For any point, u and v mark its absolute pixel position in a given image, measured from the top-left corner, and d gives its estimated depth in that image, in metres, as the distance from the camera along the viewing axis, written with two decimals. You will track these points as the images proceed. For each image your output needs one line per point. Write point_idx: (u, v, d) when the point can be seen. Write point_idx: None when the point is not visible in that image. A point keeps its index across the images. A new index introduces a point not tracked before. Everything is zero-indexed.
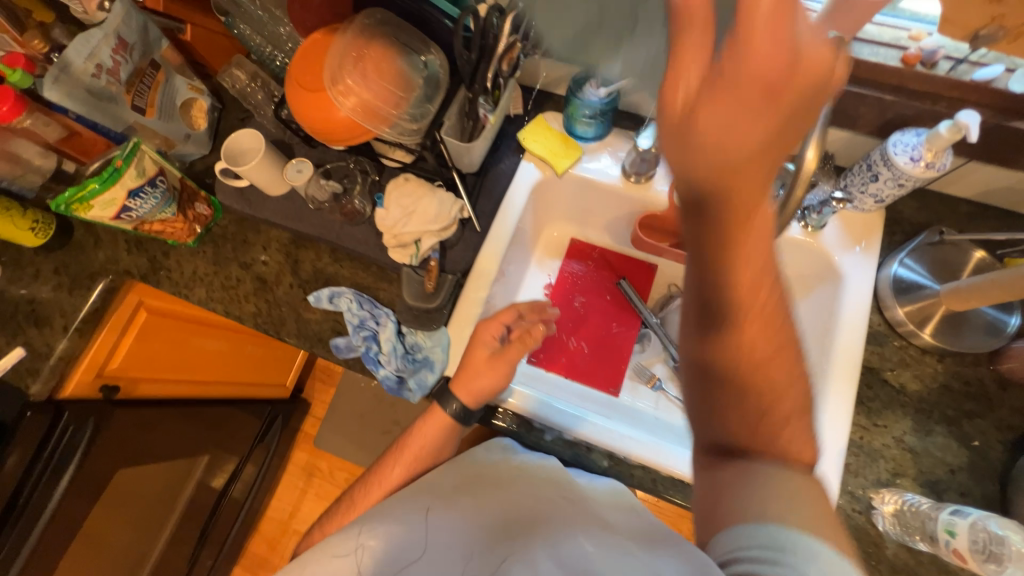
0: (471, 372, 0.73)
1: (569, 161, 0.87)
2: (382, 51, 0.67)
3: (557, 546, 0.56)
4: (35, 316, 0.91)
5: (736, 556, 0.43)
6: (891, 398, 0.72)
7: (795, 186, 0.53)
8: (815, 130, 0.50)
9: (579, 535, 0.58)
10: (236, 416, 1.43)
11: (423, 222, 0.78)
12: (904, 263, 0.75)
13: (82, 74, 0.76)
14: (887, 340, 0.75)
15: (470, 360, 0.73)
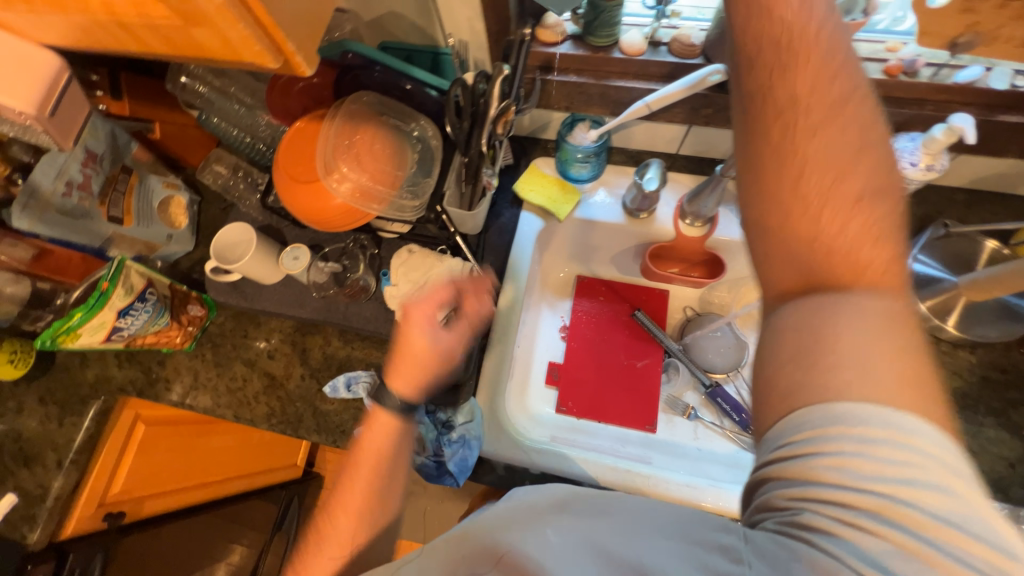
0: (418, 368, 0.69)
1: (570, 206, 0.86)
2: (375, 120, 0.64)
3: (553, 543, 0.42)
4: (23, 455, 0.83)
5: (777, 495, 0.38)
6: None
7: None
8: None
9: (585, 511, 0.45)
10: (253, 510, 1.34)
11: (436, 292, 0.76)
12: (918, 259, 0.77)
13: (51, 196, 0.72)
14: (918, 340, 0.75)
15: (410, 346, 0.70)
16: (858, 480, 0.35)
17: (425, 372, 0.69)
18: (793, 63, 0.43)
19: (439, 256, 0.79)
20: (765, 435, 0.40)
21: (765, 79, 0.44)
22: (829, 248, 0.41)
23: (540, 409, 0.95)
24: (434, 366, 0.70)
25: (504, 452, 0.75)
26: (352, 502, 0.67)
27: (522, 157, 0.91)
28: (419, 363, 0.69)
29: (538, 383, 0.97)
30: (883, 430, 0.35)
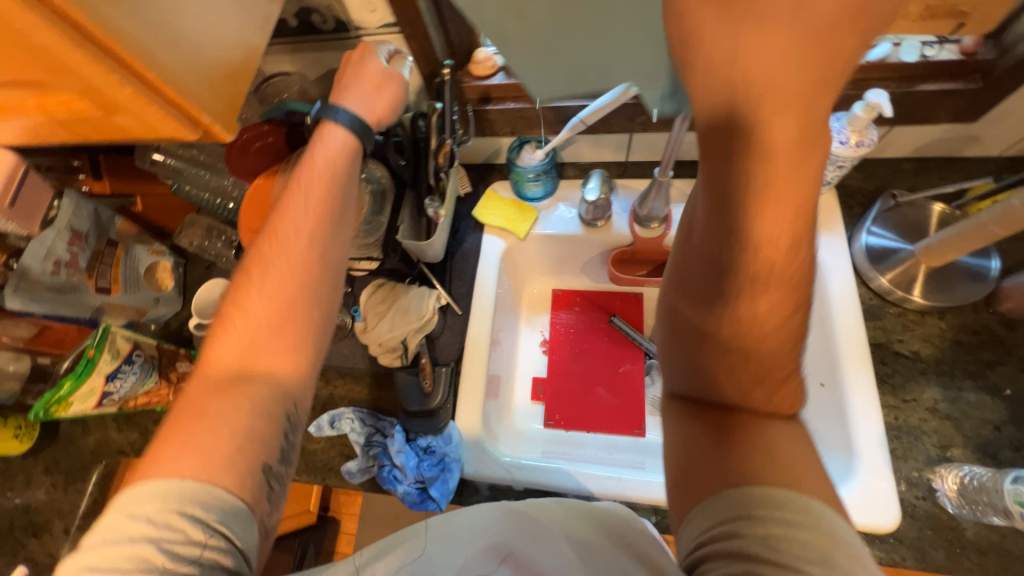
0: (324, 179, 0.61)
1: (528, 224, 0.89)
2: (305, 184, 0.60)
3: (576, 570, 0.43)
4: (32, 526, 0.87)
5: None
6: (910, 367, 0.71)
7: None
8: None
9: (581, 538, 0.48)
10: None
11: (405, 322, 0.80)
12: (872, 231, 0.77)
13: (41, 275, 0.77)
14: (885, 312, 0.75)
15: (312, 163, 0.61)
16: (798, 561, 0.35)
17: (337, 177, 0.61)
18: (773, 150, 0.33)
19: (404, 287, 0.83)
20: (706, 505, 0.40)
21: (724, 161, 0.35)
22: (742, 359, 0.42)
23: (527, 426, 0.96)
24: (352, 154, 0.63)
25: (488, 472, 0.75)
26: (267, 345, 0.55)
27: (480, 183, 0.95)
28: (325, 181, 0.61)
29: (524, 400, 0.98)
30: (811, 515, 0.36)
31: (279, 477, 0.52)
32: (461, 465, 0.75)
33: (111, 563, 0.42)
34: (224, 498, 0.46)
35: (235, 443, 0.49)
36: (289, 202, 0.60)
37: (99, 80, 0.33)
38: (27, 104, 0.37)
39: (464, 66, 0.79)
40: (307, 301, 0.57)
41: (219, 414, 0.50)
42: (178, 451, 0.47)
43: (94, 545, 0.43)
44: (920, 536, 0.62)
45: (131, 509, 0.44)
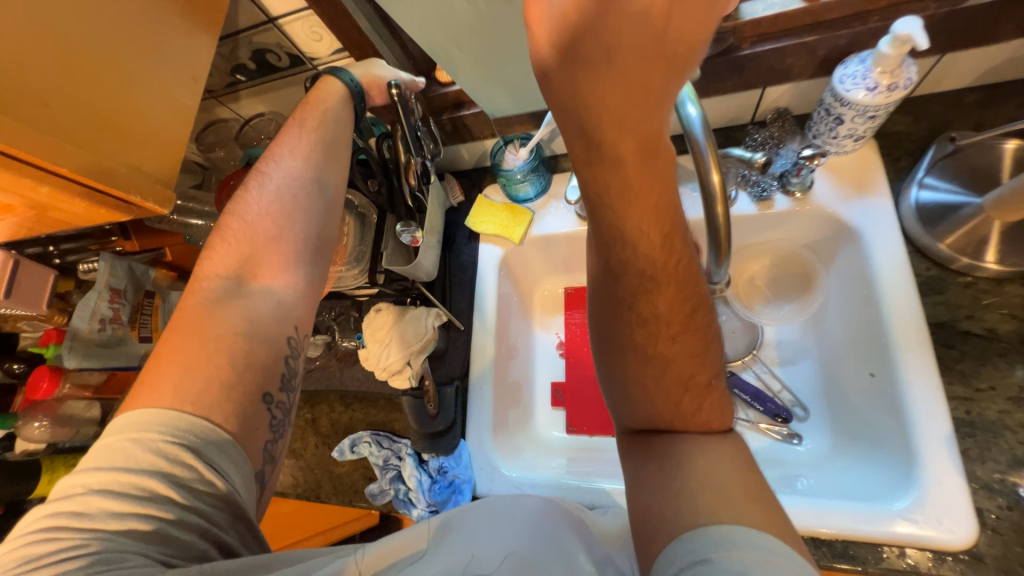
0: (315, 120, 0.61)
1: (523, 227, 0.85)
2: (299, 126, 0.61)
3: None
4: None
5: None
6: (985, 349, 0.59)
7: (712, 202, 0.42)
8: (702, 137, 0.40)
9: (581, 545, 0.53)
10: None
11: (405, 345, 0.78)
12: (924, 184, 0.64)
13: (89, 333, 0.86)
14: (948, 283, 0.62)
15: (308, 102, 0.62)
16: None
17: (327, 121, 0.62)
18: (627, 173, 0.35)
19: (402, 309, 0.81)
20: (669, 554, 0.39)
21: (592, 178, 0.35)
22: (664, 366, 0.47)
23: (549, 434, 0.93)
24: (343, 100, 0.63)
25: (500, 491, 0.72)
26: (263, 257, 0.55)
27: (472, 190, 0.91)
28: (317, 117, 0.61)
29: (545, 406, 0.95)
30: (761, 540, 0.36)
31: (283, 408, 0.50)
32: (472, 484, 0.74)
33: (120, 488, 0.39)
34: (225, 438, 0.44)
35: (232, 363, 0.47)
36: (284, 135, 0.62)
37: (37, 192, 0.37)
38: None
39: (431, 75, 0.75)
40: (302, 215, 0.58)
41: (219, 332, 0.48)
42: (184, 367, 0.46)
43: (97, 469, 0.40)
44: (1006, 553, 0.52)
45: (143, 436, 0.41)
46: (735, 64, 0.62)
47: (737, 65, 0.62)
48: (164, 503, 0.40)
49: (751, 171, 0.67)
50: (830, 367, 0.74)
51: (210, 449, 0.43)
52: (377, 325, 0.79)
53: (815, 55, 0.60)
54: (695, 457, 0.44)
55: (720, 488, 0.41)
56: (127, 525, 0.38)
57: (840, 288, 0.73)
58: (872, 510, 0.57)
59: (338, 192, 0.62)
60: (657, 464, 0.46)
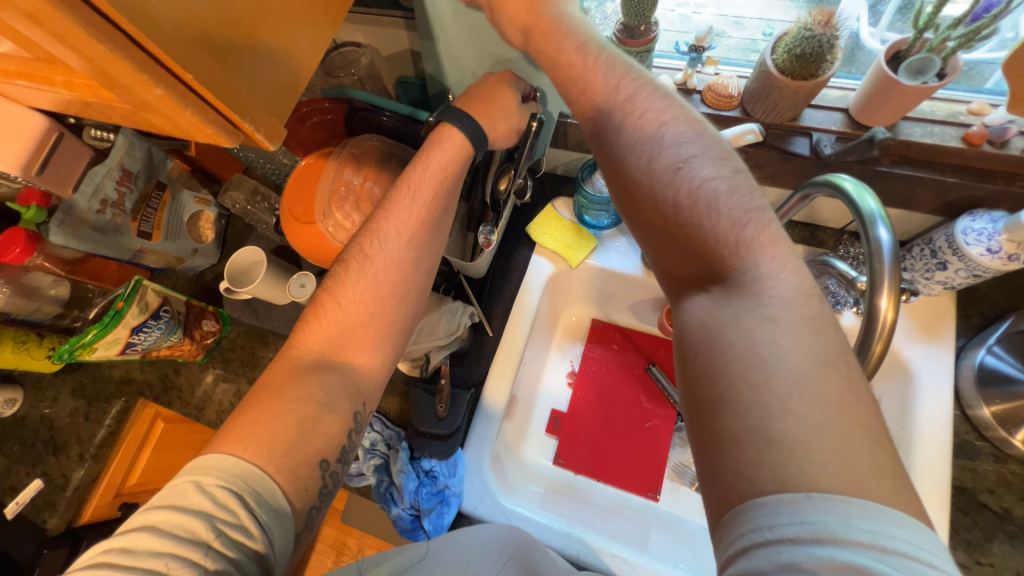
0: (430, 191, 0.54)
1: (584, 252, 0.81)
2: (411, 196, 0.53)
3: None
4: (53, 443, 0.91)
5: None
6: (994, 525, 0.60)
7: (870, 341, 0.39)
8: (887, 276, 0.37)
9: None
10: None
11: (431, 338, 0.72)
12: (992, 350, 0.64)
13: (87, 213, 0.75)
14: (981, 452, 0.63)
15: (424, 163, 0.53)
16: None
17: (443, 192, 0.54)
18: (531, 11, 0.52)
19: (439, 299, 0.75)
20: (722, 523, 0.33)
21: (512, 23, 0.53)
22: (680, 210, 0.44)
23: (536, 459, 0.90)
24: (464, 163, 0.54)
25: (485, 512, 0.71)
26: (362, 319, 0.50)
27: (539, 196, 0.86)
28: (433, 188, 0.54)
29: (538, 431, 0.92)
30: (815, 518, 0.30)
31: (336, 475, 0.45)
32: (460, 500, 0.71)
33: (165, 526, 0.36)
34: (276, 494, 0.40)
35: (297, 428, 0.43)
36: (393, 204, 0.53)
37: (103, 61, 0.26)
38: (54, 79, 0.31)
39: None
40: (395, 303, 0.52)
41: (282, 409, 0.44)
42: (267, 419, 0.43)
43: (150, 505, 0.37)
44: None
45: (199, 478, 0.38)
46: (870, 175, 0.59)
47: (871, 177, 0.59)
48: (204, 549, 0.36)
49: (842, 287, 0.65)
50: None
51: (259, 500, 0.39)
52: None
53: (948, 196, 0.58)
54: (733, 352, 0.37)
55: (771, 429, 0.33)
56: (162, 569, 0.34)
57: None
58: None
59: (429, 278, 0.55)
60: (689, 372, 0.40)
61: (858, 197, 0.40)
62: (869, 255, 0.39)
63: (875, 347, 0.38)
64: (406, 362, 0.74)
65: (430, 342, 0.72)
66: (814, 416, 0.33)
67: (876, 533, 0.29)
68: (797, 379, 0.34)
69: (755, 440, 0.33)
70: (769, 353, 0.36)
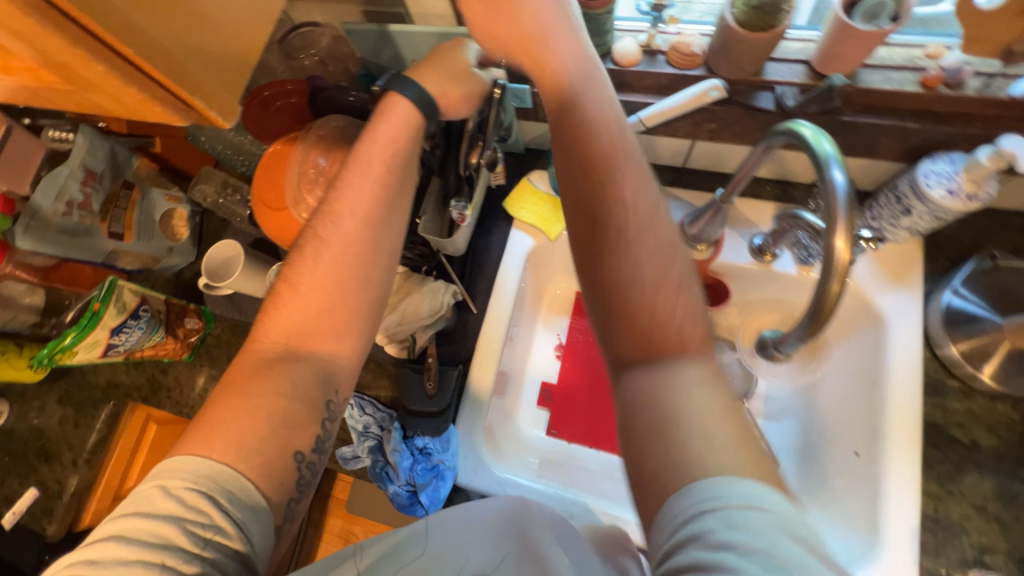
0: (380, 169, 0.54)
1: (562, 224, 0.81)
2: (361, 171, 0.53)
3: None
4: (45, 452, 0.90)
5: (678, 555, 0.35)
6: (964, 457, 0.63)
7: (829, 279, 0.40)
8: (842, 213, 0.38)
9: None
10: None
11: (415, 318, 0.73)
12: (958, 291, 0.66)
13: (53, 216, 0.74)
14: (949, 388, 0.66)
15: (371, 141, 0.54)
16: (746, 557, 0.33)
17: (394, 169, 0.54)
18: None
19: (420, 279, 0.76)
20: (660, 517, 0.38)
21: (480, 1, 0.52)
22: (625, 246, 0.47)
23: (530, 432, 0.92)
24: (415, 136, 0.55)
25: (481, 484, 0.72)
26: (332, 309, 0.50)
27: (515, 171, 0.86)
28: (385, 165, 0.54)
29: (529, 404, 0.93)
30: (728, 496, 0.36)
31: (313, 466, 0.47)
32: (455, 473, 0.72)
33: (138, 534, 0.38)
34: (248, 490, 0.42)
35: (271, 421, 0.45)
36: (345, 184, 0.53)
37: (36, 38, 0.25)
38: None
39: None
40: (358, 286, 0.52)
41: (268, 390, 0.45)
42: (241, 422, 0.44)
43: (119, 514, 0.39)
44: None
45: (165, 483, 0.40)
46: (835, 126, 0.60)
47: (836, 127, 0.60)
48: (177, 550, 0.38)
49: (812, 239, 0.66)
50: (812, 434, 0.78)
51: (227, 496, 0.40)
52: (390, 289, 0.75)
53: (910, 142, 0.59)
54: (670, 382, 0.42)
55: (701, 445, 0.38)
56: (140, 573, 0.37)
57: (843, 367, 0.75)
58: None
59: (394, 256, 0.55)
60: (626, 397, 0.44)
61: (814, 141, 0.41)
62: (826, 196, 0.40)
63: (834, 284, 0.39)
64: (392, 344, 0.74)
65: (417, 322, 0.73)
66: (726, 429, 0.39)
67: (761, 495, 0.35)
68: (717, 406, 0.40)
69: (689, 448, 0.38)
70: (678, 372, 0.42)
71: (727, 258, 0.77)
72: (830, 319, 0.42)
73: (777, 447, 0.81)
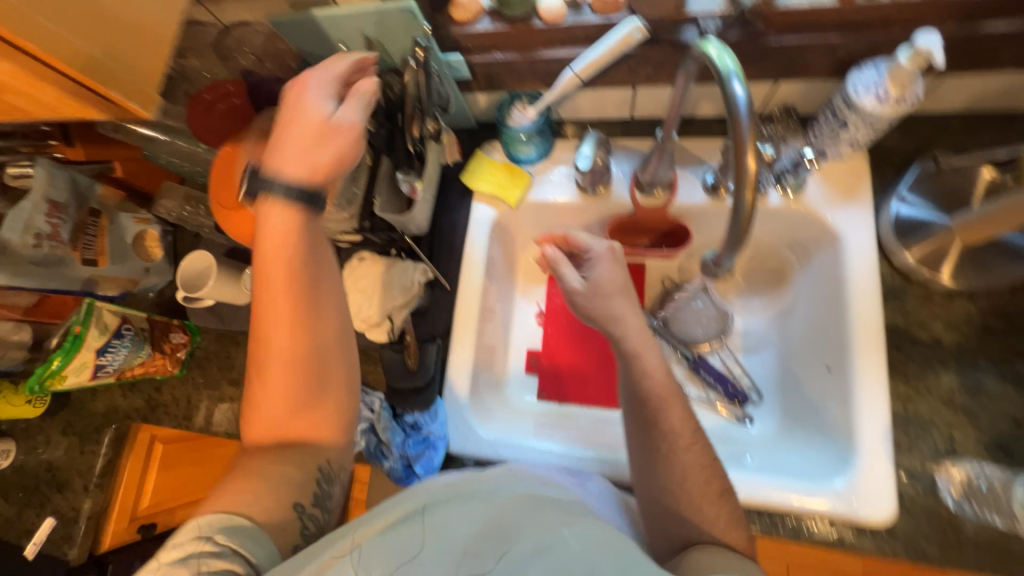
0: (289, 333, 0.56)
1: (521, 189, 0.82)
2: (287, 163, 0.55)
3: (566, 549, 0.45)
4: (56, 482, 0.93)
5: None
6: (928, 355, 0.65)
7: (742, 190, 0.42)
8: (744, 123, 0.41)
9: (588, 555, 0.44)
10: None
11: (387, 299, 0.76)
12: (905, 199, 0.69)
13: (22, 249, 0.75)
14: (907, 292, 0.68)
15: (284, 150, 0.55)
16: None
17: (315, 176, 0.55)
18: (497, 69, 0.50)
19: (387, 260, 0.78)
20: None
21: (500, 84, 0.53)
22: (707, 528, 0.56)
23: (520, 398, 0.94)
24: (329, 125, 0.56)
25: (472, 448, 0.75)
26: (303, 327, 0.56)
27: (470, 146, 0.87)
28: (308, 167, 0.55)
29: (519, 372, 0.95)
30: None
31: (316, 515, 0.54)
32: (446, 442, 0.74)
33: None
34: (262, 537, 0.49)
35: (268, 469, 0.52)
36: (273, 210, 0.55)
37: None
38: None
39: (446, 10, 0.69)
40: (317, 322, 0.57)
41: (263, 474, 0.52)
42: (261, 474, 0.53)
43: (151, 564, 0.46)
44: (913, 526, 0.60)
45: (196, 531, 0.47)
46: (761, 51, 0.61)
47: (762, 52, 0.61)
48: None
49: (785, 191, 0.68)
50: (787, 359, 0.80)
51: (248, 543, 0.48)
52: (361, 274, 0.77)
53: (834, 56, 0.61)
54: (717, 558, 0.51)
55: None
56: None
57: (811, 290, 0.77)
58: (800, 483, 0.63)
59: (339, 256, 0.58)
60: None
61: (716, 58, 0.42)
62: (730, 111, 0.41)
63: (747, 193, 0.41)
64: (370, 327, 0.76)
65: (393, 301, 0.76)
66: None
67: None
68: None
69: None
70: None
71: (683, 198, 0.79)
72: (750, 231, 0.44)
73: (758, 378, 0.84)
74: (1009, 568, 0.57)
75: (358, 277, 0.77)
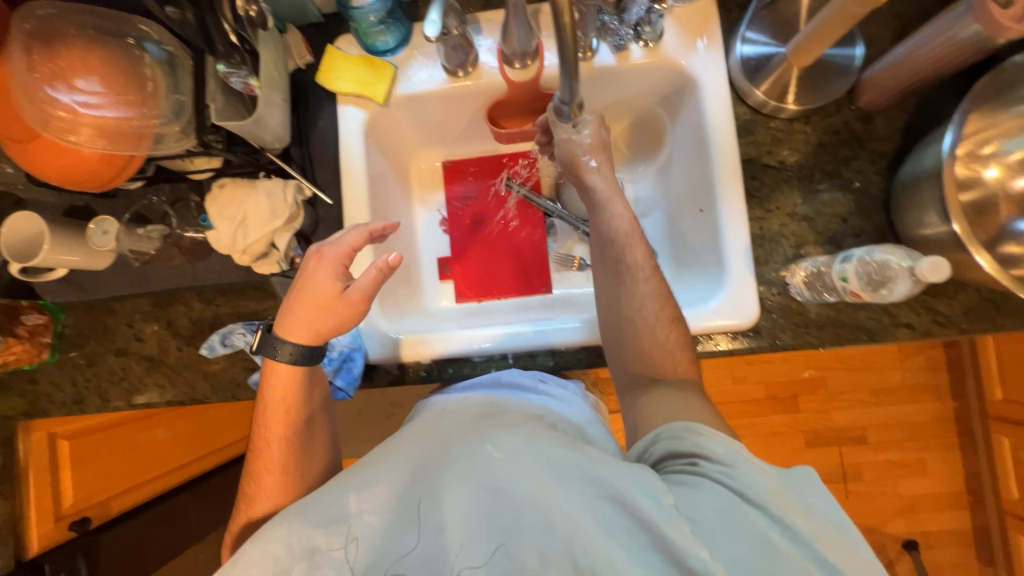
0: (281, 411, 0.66)
1: (386, 83, 0.76)
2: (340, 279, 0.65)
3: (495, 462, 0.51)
4: None
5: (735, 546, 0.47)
6: (776, 177, 0.73)
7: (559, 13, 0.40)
8: None
9: (508, 462, 0.50)
10: None
11: (263, 223, 0.69)
12: (748, 38, 0.72)
13: None
14: (756, 125, 0.74)
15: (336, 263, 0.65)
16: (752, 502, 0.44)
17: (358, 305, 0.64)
18: None
19: (252, 181, 0.72)
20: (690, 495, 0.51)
21: None
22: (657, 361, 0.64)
23: (440, 305, 0.95)
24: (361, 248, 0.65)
25: (389, 350, 0.76)
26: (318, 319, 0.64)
27: (321, 42, 0.78)
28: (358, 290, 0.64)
29: (433, 281, 0.96)
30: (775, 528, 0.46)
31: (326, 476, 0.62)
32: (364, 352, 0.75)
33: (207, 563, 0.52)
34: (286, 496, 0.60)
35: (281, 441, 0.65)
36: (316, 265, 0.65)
37: None
38: None
39: None
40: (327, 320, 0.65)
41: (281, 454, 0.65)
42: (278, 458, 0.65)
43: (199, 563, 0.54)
44: (773, 323, 0.71)
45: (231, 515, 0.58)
46: None
47: None
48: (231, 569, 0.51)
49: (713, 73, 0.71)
50: (671, 214, 0.87)
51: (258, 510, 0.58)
52: (227, 201, 0.70)
53: None
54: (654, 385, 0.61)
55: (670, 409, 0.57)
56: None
57: (683, 142, 0.82)
58: (696, 309, 0.72)
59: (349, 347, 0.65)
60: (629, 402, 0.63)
61: None
62: None
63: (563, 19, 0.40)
64: (253, 256, 0.72)
65: (271, 219, 0.70)
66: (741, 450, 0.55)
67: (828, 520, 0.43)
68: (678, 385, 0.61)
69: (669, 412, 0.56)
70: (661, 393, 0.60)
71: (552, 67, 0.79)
72: (579, 57, 0.44)
73: (650, 236, 0.91)
74: (841, 336, 0.70)
75: (227, 201, 0.70)
